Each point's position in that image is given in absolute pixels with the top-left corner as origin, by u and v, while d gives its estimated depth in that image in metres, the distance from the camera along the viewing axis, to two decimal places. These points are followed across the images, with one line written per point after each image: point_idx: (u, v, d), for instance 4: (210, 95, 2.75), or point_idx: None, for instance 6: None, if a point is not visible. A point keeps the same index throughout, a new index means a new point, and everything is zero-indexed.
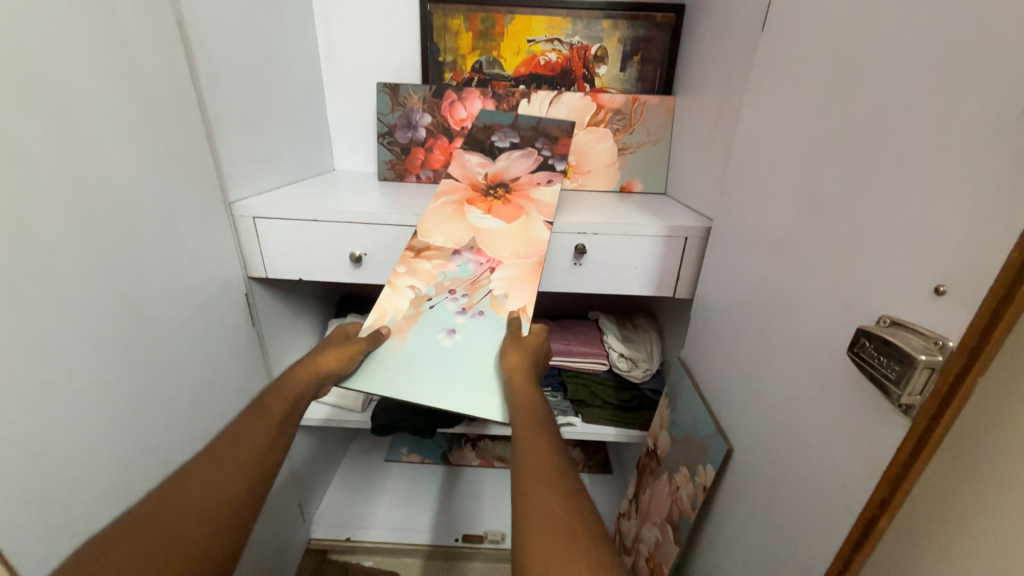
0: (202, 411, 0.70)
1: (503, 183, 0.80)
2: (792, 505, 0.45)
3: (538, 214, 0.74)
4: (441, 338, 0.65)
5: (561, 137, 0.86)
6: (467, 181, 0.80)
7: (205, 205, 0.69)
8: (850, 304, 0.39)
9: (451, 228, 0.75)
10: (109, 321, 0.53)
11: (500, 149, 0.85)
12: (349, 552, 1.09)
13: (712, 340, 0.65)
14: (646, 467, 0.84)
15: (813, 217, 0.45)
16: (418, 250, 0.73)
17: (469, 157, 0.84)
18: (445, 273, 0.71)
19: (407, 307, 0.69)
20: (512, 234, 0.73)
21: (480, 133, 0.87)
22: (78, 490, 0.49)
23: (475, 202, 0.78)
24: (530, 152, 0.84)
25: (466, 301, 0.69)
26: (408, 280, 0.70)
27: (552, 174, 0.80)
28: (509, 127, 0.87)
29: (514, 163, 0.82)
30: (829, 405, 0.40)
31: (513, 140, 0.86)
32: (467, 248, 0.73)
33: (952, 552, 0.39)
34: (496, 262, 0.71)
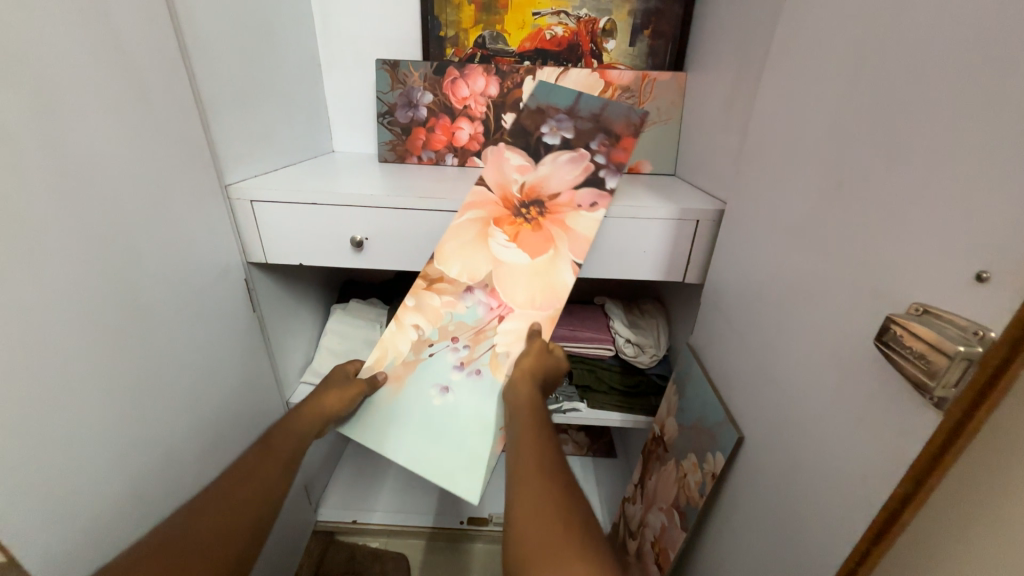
0: (203, 398, 0.70)
1: (539, 200, 0.72)
2: (807, 496, 0.44)
3: (567, 250, 0.69)
4: (433, 395, 0.66)
5: (624, 135, 0.75)
6: (500, 191, 0.73)
7: (200, 189, 0.67)
8: (876, 290, 0.37)
9: (469, 256, 0.70)
10: (103, 309, 0.51)
11: (551, 146, 0.75)
12: (355, 534, 1.10)
13: (725, 326, 0.63)
14: (652, 453, 0.84)
15: (837, 197, 0.42)
16: (431, 280, 0.71)
17: (509, 157, 0.75)
18: (452, 314, 0.70)
19: (408, 351, 0.69)
20: (530, 275, 0.69)
21: (528, 119, 0.77)
22: (79, 478, 0.49)
23: (502, 223, 0.72)
24: (583, 156, 0.74)
25: (466, 354, 0.68)
26: (413, 318, 0.70)
27: (598, 197, 0.71)
28: (566, 114, 0.77)
29: (560, 172, 0.73)
30: (851, 395, 0.39)
31: (566, 134, 0.76)
32: (479, 287, 0.70)
33: (979, 547, 0.38)
34: (506, 311, 0.69)
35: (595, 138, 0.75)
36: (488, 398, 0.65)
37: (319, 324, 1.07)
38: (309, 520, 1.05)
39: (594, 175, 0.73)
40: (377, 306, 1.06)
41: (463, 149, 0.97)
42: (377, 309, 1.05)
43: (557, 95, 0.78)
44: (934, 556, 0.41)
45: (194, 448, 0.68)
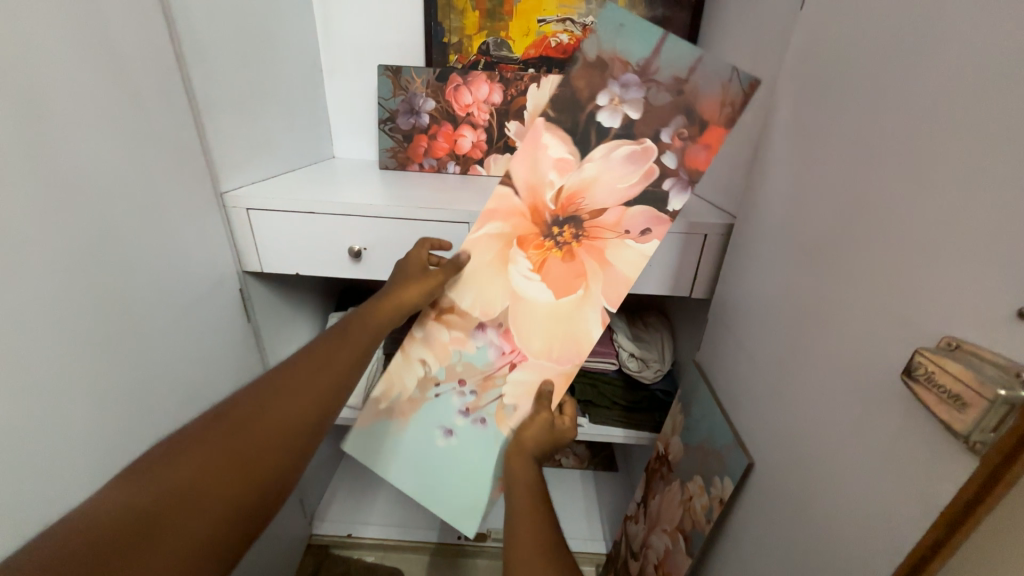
0: (196, 413, 0.68)
1: (576, 216, 0.61)
2: (822, 532, 0.42)
3: (598, 292, 0.61)
4: (438, 436, 0.63)
5: (710, 120, 0.57)
6: (530, 200, 0.61)
7: (196, 198, 0.66)
8: (902, 321, 0.35)
9: (483, 285, 0.63)
10: (95, 325, 0.49)
11: (607, 131, 0.59)
12: (349, 548, 1.07)
13: (733, 345, 0.61)
14: (656, 471, 0.81)
15: (856, 219, 0.41)
16: (441, 310, 0.64)
17: (552, 146, 0.60)
18: (461, 354, 0.65)
19: (413, 388, 0.65)
20: (549, 319, 0.62)
21: (583, 80, 0.59)
22: (62, 502, 0.47)
23: (527, 246, 0.62)
24: (650, 151, 0.59)
25: (472, 401, 0.64)
26: (421, 352, 0.65)
27: (651, 223, 0.60)
28: (637, 76, 0.58)
29: (612, 175, 0.60)
30: (874, 430, 0.37)
31: (631, 114, 0.58)
32: (494, 325, 0.64)
33: None
34: (519, 359, 0.63)
35: (674, 116, 0.58)
36: (492, 452, 0.61)
37: (317, 333, 1.05)
38: (302, 533, 1.02)
39: (656, 185, 0.59)
40: None
41: (466, 157, 0.96)
42: None
43: (630, 42, 0.57)
44: None
45: None
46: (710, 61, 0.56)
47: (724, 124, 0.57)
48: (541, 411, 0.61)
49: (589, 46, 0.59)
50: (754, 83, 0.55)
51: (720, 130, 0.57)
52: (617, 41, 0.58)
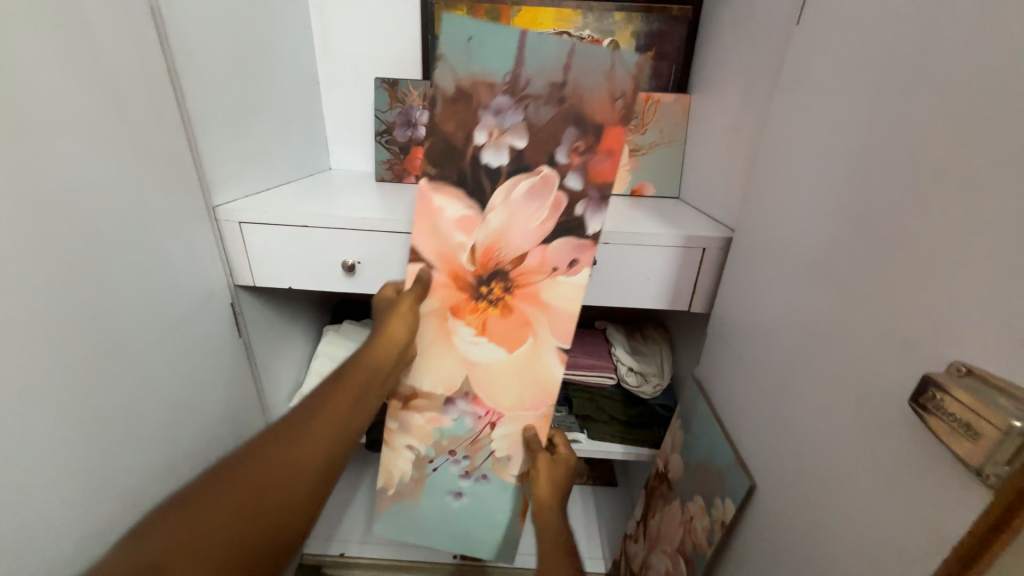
0: (185, 431, 0.66)
1: (500, 267, 0.65)
2: (827, 559, 0.40)
3: (549, 335, 0.66)
4: (451, 500, 0.75)
5: (598, 124, 0.60)
6: (452, 269, 0.65)
7: (187, 213, 0.65)
8: (907, 342, 0.34)
9: (440, 365, 0.68)
10: (80, 344, 0.48)
11: (499, 170, 0.62)
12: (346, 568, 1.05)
13: (733, 362, 0.60)
14: (655, 489, 0.79)
15: (859, 236, 0.40)
16: (404, 400, 0.70)
17: (449, 207, 0.63)
18: (440, 429, 0.71)
19: (410, 470, 0.74)
20: (511, 374, 0.68)
21: (450, 122, 0.61)
22: (43, 530, 0.45)
23: (462, 314, 0.67)
24: (551, 178, 0.62)
25: (468, 464, 0.73)
26: (402, 440, 0.72)
27: (576, 252, 0.63)
28: (507, 99, 0.60)
29: (524, 216, 0.63)
30: (879, 455, 0.36)
31: (515, 142, 0.61)
32: (460, 397, 0.69)
33: None
34: (496, 417, 0.70)
35: (565, 134, 0.61)
36: (501, 499, 0.74)
37: (311, 346, 1.03)
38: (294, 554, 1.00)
39: (569, 212, 0.62)
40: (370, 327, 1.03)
41: None
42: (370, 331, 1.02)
43: (485, 63, 0.59)
44: None
45: (173, 486, 0.64)
46: (579, 57, 0.58)
47: (608, 127, 0.60)
48: (535, 452, 0.69)
49: (447, 81, 0.60)
50: (641, 62, 0.57)
51: (609, 133, 0.60)
52: (473, 68, 0.59)
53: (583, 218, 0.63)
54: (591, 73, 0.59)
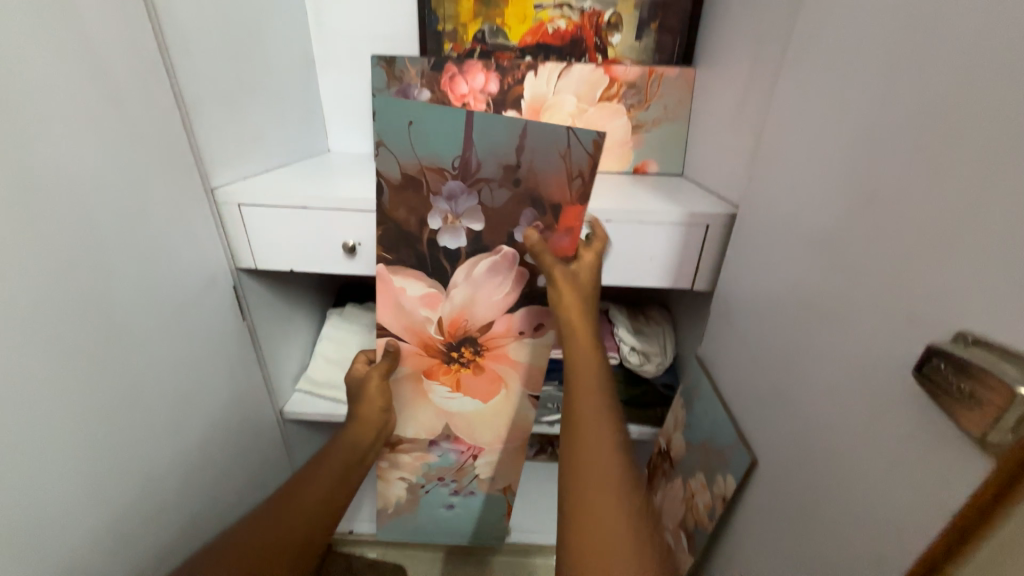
0: (192, 414, 0.67)
1: (468, 334, 0.76)
2: (827, 533, 0.41)
3: (516, 385, 0.80)
4: (444, 511, 0.95)
5: (550, 204, 0.66)
6: (424, 341, 0.76)
7: (184, 197, 0.64)
8: (915, 316, 0.33)
9: (422, 416, 0.83)
10: (80, 329, 0.48)
11: (458, 252, 0.70)
12: (353, 544, 1.09)
13: (736, 340, 0.60)
14: (658, 467, 0.80)
15: (868, 207, 0.39)
16: (394, 444, 0.86)
17: (412, 289, 0.73)
18: (429, 464, 0.88)
19: (405, 492, 0.92)
20: (486, 415, 0.83)
21: (404, 206, 0.67)
22: (50, 508, 0.46)
23: (437, 375, 0.79)
24: (507, 257, 0.70)
25: (456, 484, 0.91)
26: (397, 472, 0.90)
27: (536, 318, 0.74)
28: (458, 185, 0.65)
29: (484, 293, 0.73)
30: (881, 430, 0.36)
31: (472, 224, 0.68)
32: (442, 437, 0.85)
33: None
34: (477, 450, 0.87)
35: (521, 215, 0.67)
36: (483, 506, 0.94)
37: (316, 329, 1.04)
38: None
39: (529, 283, 0.71)
40: (373, 310, 1.03)
41: None
42: (373, 314, 1.02)
43: (433, 148, 0.63)
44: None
45: (183, 466, 0.66)
46: (528, 141, 0.62)
47: (561, 206, 0.65)
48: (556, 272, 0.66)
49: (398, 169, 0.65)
50: (596, 138, 0.61)
51: (562, 210, 0.65)
52: (421, 153, 0.64)
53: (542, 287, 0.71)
54: (541, 154, 0.63)
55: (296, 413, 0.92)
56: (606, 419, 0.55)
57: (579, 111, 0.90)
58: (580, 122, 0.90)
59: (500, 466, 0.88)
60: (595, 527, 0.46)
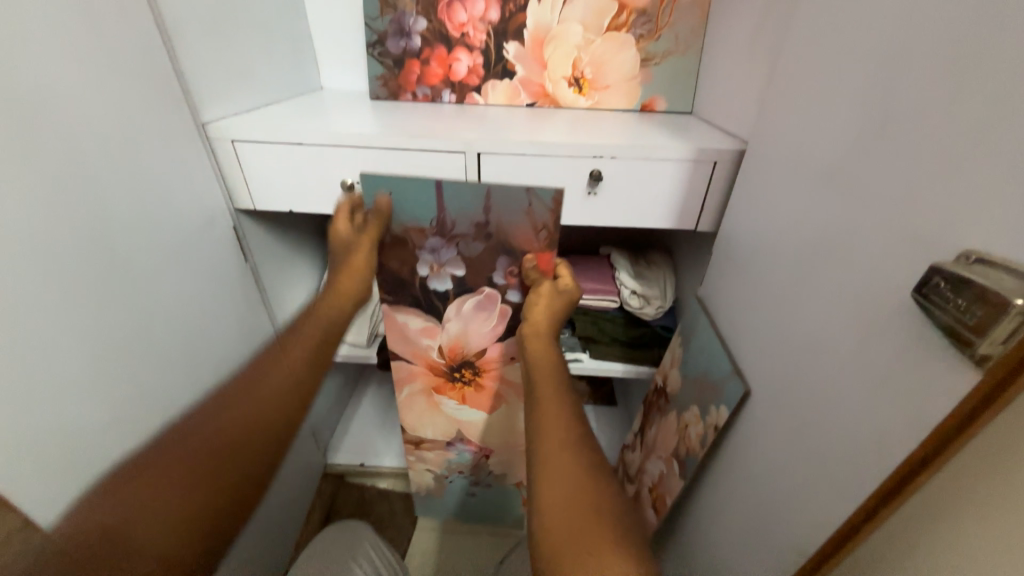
0: (203, 350, 0.69)
1: (466, 358, 0.84)
2: (813, 452, 0.43)
3: (514, 399, 0.88)
4: (468, 495, 1.03)
5: (522, 252, 0.72)
6: (428, 363, 0.85)
7: (175, 132, 0.62)
8: (923, 239, 0.33)
9: (436, 421, 0.92)
10: (83, 263, 0.49)
11: (446, 293, 0.78)
12: (363, 475, 1.14)
13: (738, 277, 0.60)
14: (653, 404, 0.84)
15: (886, 130, 0.38)
16: (416, 443, 0.96)
17: (412, 320, 0.81)
18: (449, 459, 0.97)
19: (432, 481, 1.01)
20: (492, 423, 0.91)
21: (399, 260, 0.75)
22: (78, 430, 0.48)
23: (445, 391, 0.88)
24: (490, 297, 0.77)
25: (476, 476, 1.00)
26: (423, 465, 0.99)
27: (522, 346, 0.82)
28: (438, 240, 0.72)
29: (475, 327, 0.81)
30: (875, 353, 0.36)
31: (454, 272, 0.75)
32: (457, 439, 0.94)
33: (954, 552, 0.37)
34: (488, 450, 0.95)
35: (497, 263, 0.74)
36: (505, 493, 1.02)
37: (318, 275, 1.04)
38: (318, 464, 1.08)
39: (513, 318, 0.79)
40: None
41: (462, 84, 0.89)
42: None
43: (412, 210, 0.68)
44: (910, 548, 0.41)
45: None
46: (495, 199, 0.66)
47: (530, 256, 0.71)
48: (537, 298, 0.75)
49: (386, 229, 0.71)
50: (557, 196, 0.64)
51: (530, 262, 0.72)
52: (400, 216, 0.69)
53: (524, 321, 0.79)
54: (508, 211, 0.67)
55: None
56: (566, 416, 0.64)
57: (585, 42, 0.85)
58: (586, 55, 0.85)
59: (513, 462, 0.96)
60: (561, 503, 0.55)
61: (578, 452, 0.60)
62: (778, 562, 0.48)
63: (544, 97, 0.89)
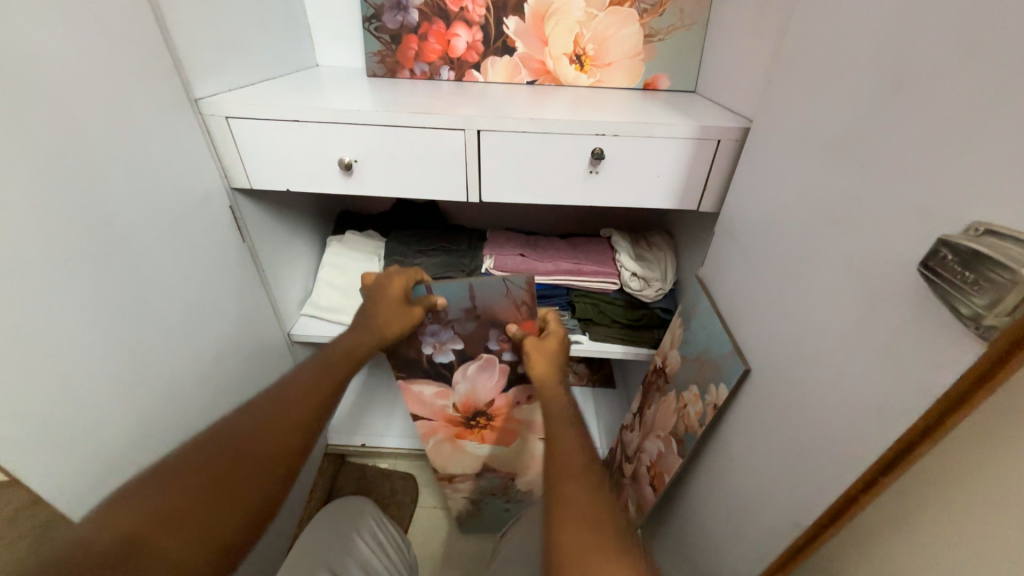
0: (202, 327, 0.68)
1: (477, 408, 0.89)
2: (812, 426, 0.44)
3: (529, 431, 0.91)
4: (502, 508, 1.01)
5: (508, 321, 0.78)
6: (444, 418, 0.90)
7: (166, 106, 0.60)
8: (930, 210, 0.33)
9: (461, 459, 0.95)
10: (71, 236, 0.48)
11: (450, 363, 0.83)
12: (366, 457, 1.17)
13: (740, 256, 0.60)
14: (653, 383, 0.84)
15: (896, 99, 0.37)
16: (449, 477, 0.97)
17: (424, 389, 0.87)
18: (480, 486, 0.98)
19: (464, 502, 1.01)
20: (513, 455, 0.94)
21: (409, 348, 0.81)
22: (74, 401, 0.48)
23: (464, 436, 0.92)
24: (490, 360, 0.84)
25: (508, 493, 0.99)
26: (457, 494, 1.00)
27: (526, 390, 0.87)
28: (434, 325, 0.78)
29: (480, 383, 0.86)
30: (877, 325, 0.37)
31: (455, 345, 0.82)
32: (484, 470, 0.96)
33: (961, 534, 0.37)
34: (513, 473, 0.96)
35: (489, 336, 0.80)
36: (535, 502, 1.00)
37: (316, 257, 1.03)
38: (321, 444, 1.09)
39: (513, 373, 0.85)
40: (373, 236, 1.01)
41: (461, 61, 0.87)
42: (374, 239, 1.00)
43: None
44: (913, 525, 0.41)
45: (198, 376, 0.68)
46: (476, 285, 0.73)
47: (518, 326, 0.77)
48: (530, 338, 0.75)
49: None
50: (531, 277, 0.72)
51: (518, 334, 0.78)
52: None
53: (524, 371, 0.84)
54: (489, 293, 0.75)
55: (304, 337, 0.94)
56: (583, 442, 0.55)
57: (587, 17, 0.82)
58: (588, 30, 0.83)
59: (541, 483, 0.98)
60: (581, 519, 0.43)
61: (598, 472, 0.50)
62: (774, 533, 0.49)
63: (545, 74, 0.87)
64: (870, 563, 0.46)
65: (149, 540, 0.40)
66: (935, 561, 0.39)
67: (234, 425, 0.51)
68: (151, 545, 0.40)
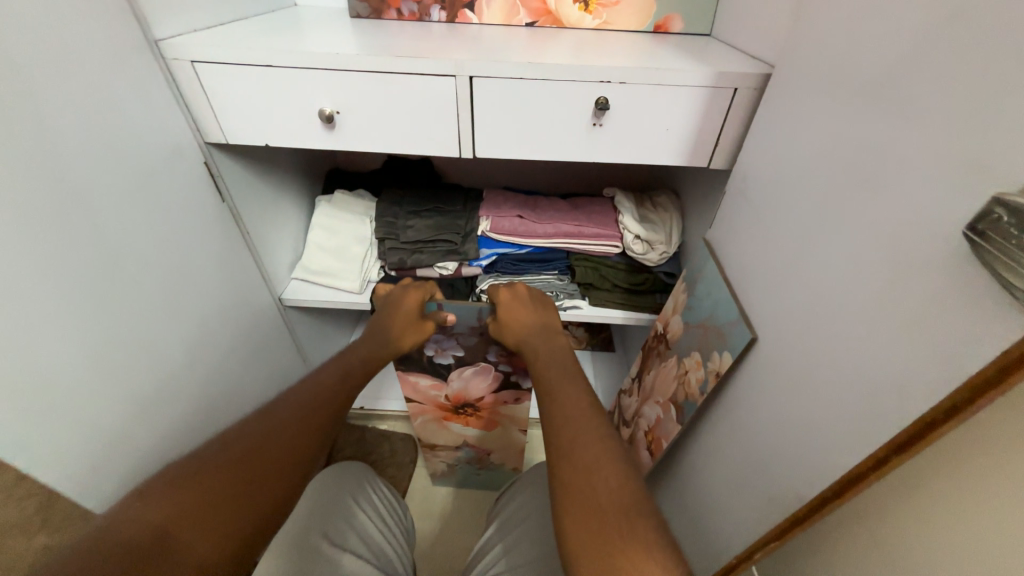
0: (185, 292, 0.66)
1: (468, 401, 0.88)
2: (819, 397, 0.42)
3: (514, 424, 0.91)
4: (477, 472, 1.04)
5: None
6: (432, 402, 0.88)
7: (122, 49, 0.54)
8: (977, 167, 0.29)
9: (444, 435, 0.94)
10: (26, 196, 0.44)
11: (448, 364, 0.82)
12: (365, 418, 1.19)
13: (752, 217, 0.56)
14: (653, 349, 0.82)
15: (947, 35, 0.32)
16: (430, 446, 0.98)
17: (418, 379, 0.84)
18: (456, 456, 0.99)
19: (442, 465, 1.03)
20: (495, 439, 0.95)
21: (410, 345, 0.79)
22: (51, 371, 0.46)
23: (451, 420, 0.91)
24: (486, 368, 0.82)
25: (481, 463, 1.01)
26: (435, 459, 1.01)
27: (517, 393, 0.85)
28: (439, 333, 0.78)
29: (475, 382, 0.84)
30: (902, 295, 0.34)
31: (456, 353, 0.80)
32: (464, 444, 0.96)
33: (975, 504, 0.36)
34: (489, 449, 0.97)
35: (490, 349, 0.80)
36: (509, 474, 1.03)
37: (306, 218, 0.99)
38: None
39: (505, 380, 0.84)
40: (364, 196, 0.96)
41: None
42: (365, 200, 0.95)
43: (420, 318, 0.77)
44: (925, 494, 0.40)
45: (186, 342, 0.66)
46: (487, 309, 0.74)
47: None
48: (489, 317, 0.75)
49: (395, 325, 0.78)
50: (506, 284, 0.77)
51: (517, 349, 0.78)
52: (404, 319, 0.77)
53: (518, 381, 0.83)
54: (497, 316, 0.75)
55: (297, 302, 0.92)
56: (587, 399, 0.52)
57: None
58: None
59: (514, 461, 1.00)
60: (585, 487, 0.41)
61: (607, 434, 0.47)
62: (774, 500, 0.49)
63: (545, 15, 0.79)
64: (877, 529, 0.45)
65: (176, 530, 0.37)
66: (945, 529, 0.39)
67: (254, 422, 0.49)
68: (178, 535, 0.37)
